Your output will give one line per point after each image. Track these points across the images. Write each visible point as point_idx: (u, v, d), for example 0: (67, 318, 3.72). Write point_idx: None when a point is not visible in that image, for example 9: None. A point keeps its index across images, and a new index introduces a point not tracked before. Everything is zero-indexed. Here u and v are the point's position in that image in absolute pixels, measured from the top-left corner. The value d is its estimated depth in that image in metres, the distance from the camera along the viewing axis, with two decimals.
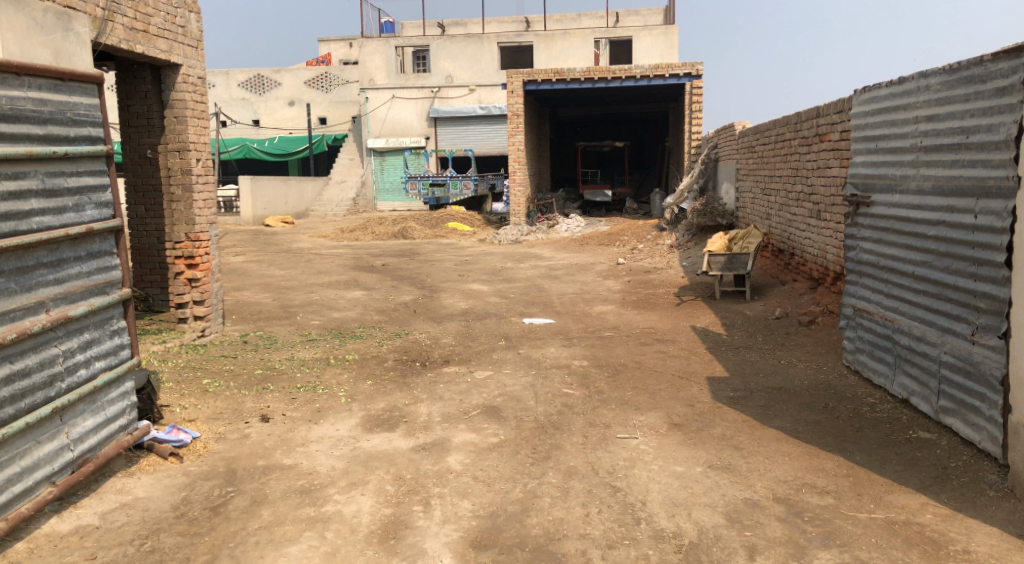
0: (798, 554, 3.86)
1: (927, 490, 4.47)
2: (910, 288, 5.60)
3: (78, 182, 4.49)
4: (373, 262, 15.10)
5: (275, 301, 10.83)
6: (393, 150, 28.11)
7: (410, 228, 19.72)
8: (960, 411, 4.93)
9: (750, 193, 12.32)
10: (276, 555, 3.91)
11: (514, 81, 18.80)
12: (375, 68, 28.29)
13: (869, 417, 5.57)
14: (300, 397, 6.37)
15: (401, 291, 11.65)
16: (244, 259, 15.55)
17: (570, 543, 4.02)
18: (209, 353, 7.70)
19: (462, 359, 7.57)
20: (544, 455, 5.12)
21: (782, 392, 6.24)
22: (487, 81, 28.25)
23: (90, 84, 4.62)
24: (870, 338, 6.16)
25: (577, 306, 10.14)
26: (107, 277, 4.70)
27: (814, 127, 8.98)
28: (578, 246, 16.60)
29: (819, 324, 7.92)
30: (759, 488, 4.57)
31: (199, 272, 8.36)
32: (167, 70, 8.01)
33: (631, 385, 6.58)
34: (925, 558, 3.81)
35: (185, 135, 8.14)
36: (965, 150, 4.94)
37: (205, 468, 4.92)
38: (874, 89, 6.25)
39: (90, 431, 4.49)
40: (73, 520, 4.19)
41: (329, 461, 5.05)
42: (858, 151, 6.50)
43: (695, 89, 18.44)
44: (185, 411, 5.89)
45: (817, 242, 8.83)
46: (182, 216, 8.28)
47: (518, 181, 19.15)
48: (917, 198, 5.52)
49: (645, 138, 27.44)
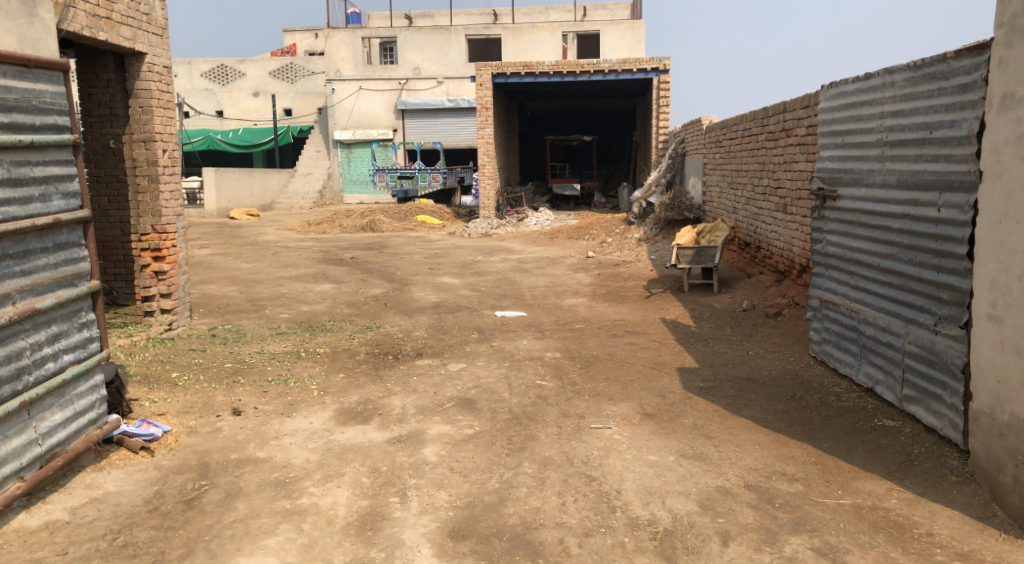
0: (770, 540, 3.95)
1: (892, 475, 4.60)
2: (876, 281, 5.74)
3: (45, 171, 4.39)
4: (342, 255, 15.00)
5: (243, 294, 10.69)
6: (360, 143, 27.85)
7: (379, 221, 19.61)
8: (922, 399, 5.08)
9: (716, 187, 12.50)
10: (253, 547, 3.89)
11: (482, 73, 18.74)
12: (342, 59, 28.35)
13: (835, 406, 5.70)
14: (271, 391, 6.31)
15: (372, 285, 11.57)
16: (210, 251, 15.26)
17: (547, 532, 4.06)
18: (177, 346, 7.59)
19: (435, 352, 7.55)
20: (519, 446, 5.16)
21: (751, 382, 6.36)
22: (454, 74, 28.08)
23: (56, 72, 4.52)
24: (836, 329, 6.31)
25: (548, 299, 10.19)
26: (75, 269, 4.60)
27: (780, 122, 9.12)
28: (548, 239, 16.68)
29: (786, 316, 8.08)
30: (731, 476, 4.66)
31: (166, 264, 8.22)
32: (131, 59, 7.86)
33: (603, 376, 6.65)
34: (891, 541, 3.93)
35: (151, 125, 8.00)
36: (929, 145, 5.07)
37: (177, 462, 4.87)
38: (842, 85, 6.38)
39: (59, 425, 4.41)
40: (42, 516, 4.12)
41: (303, 454, 5.03)
42: (824, 145, 6.65)
43: (662, 84, 18.59)
44: (154, 405, 5.80)
45: (783, 236, 8.99)
46: (148, 207, 8.13)
47: (487, 174, 19.19)
48: (883, 192, 5.67)
49: (612, 132, 27.61)
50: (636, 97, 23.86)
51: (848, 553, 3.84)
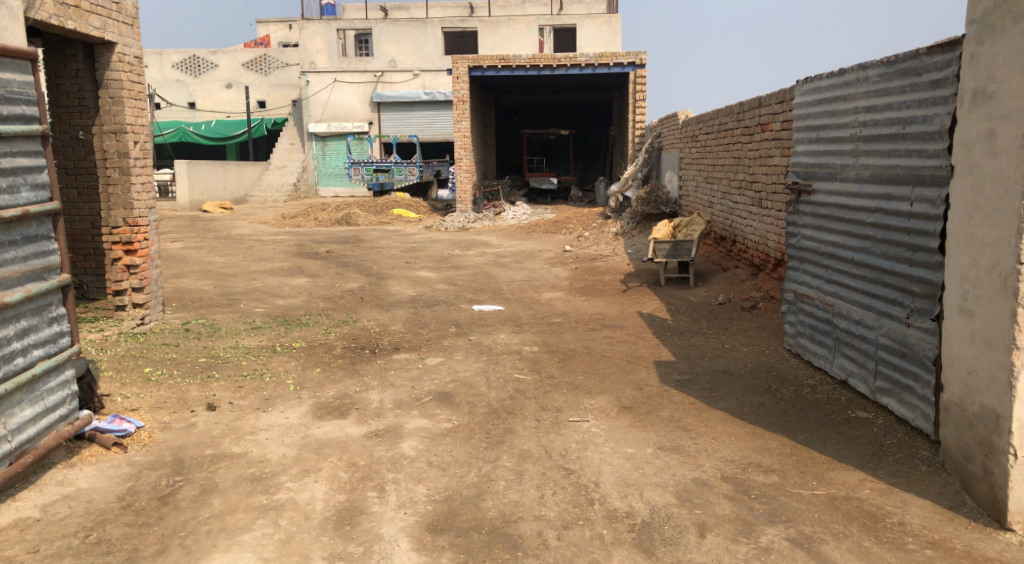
0: (746, 531, 3.99)
1: (865, 466, 4.67)
2: (849, 274, 5.82)
3: (12, 163, 4.28)
4: (317, 249, 14.88)
5: (217, 288, 10.55)
6: (335, 136, 27.61)
7: (354, 215, 19.47)
8: (895, 391, 5.17)
9: (692, 181, 12.56)
10: (229, 543, 3.85)
11: (458, 67, 18.64)
12: (317, 51, 27.60)
13: (810, 397, 5.77)
14: (247, 385, 6.25)
15: (348, 279, 11.49)
16: (182, 245, 15.05)
17: (525, 525, 4.07)
18: (149, 341, 7.48)
19: (412, 346, 7.52)
20: (497, 440, 5.16)
21: (727, 375, 6.42)
22: (430, 67, 27.93)
23: (24, 61, 4.41)
24: (810, 322, 6.39)
25: (525, 293, 10.19)
26: (45, 263, 4.51)
27: (755, 116, 9.18)
28: (525, 233, 16.70)
29: (761, 309, 8.16)
30: (708, 468, 4.70)
31: (138, 258, 8.12)
32: (100, 49, 7.72)
33: (581, 369, 6.67)
34: (864, 530, 3.99)
35: (122, 116, 7.88)
36: (902, 140, 5.13)
37: (150, 458, 4.80)
38: (817, 80, 6.45)
39: (29, 422, 4.32)
40: (12, 513, 4.04)
41: (280, 449, 4.99)
42: (799, 140, 6.71)
43: (638, 78, 18.65)
44: (127, 400, 5.72)
45: (758, 230, 9.07)
46: (119, 200, 8.02)
47: (464, 168, 19.14)
48: (856, 186, 5.74)
49: (588, 126, 27.65)
50: (612, 91, 23.93)
51: (823, 542, 3.89)
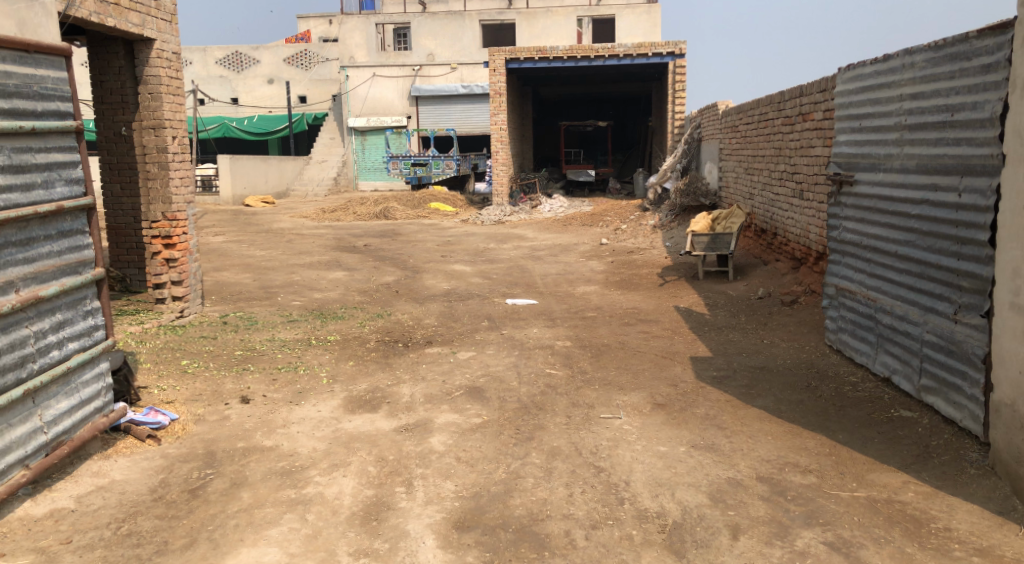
0: (781, 534, 3.86)
1: (909, 468, 4.49)
2: (893, 268, 5.62)
3: (47, 158, 4.34)
4: (355, 242, 14.97)
5: (255, 282, 10.67)
6: (375, 130, 27.74)
7: (392, 209, 19.55)
8: (941, 389, 4.97)
9: (733, 172, 12.29)
10: (256, 537, 3.85)
11: (495, 59, 18.55)
12: (356, 46, 28.21)
13: (851, 396, 5.59)
14: (281, 378, 6.29)
15: (384, 272, 11.52)
16: (224, 238, 15.29)
17: (553, 524, 4.00)
18: (188, 334, 7.58)
19: (445, 340, 7.49)
20: (527, 436, 5.09)
21: (765, 371, 6.26)
22: (468, 60, 27.88)
23: (58, 57, 4.47)
24: (852, 318, 6.19)
25: (560, 287, 10.09)
26: (79, 257, 4.57)
27: (797, 106, 8.94)
28: (561, 226, 16.59)
29: (802, 303, 7.95)
30: (742, 468, 4.58)
31: (176, 252, 8.22)
32: (140, 46, 7.82)
33: (614, 364, 6.57)
34: (907, 535, 3.83)
35: (161, 111, 7.97)
36: (950, 128, 4.92)
37: (183, 450, 4.85)
38: (859, 67, 6.22)
39: (64, 414, 4.38)
40: (48, 504, 4.11)
41: (310, 443, 4.99)
42: (841, 130, 6.50)
43: (678, 68, 18.36)
44: (163, 392, 5.79)
45: (799, 223, 8.83)
46: (159, 194, 8.12)
47: (501, 160, 19.09)
48: (901, 176, 5.53)
49: (627, 118, 27.34)
50: (651, 81, 23.65)
51: (862, 548, 3.74)
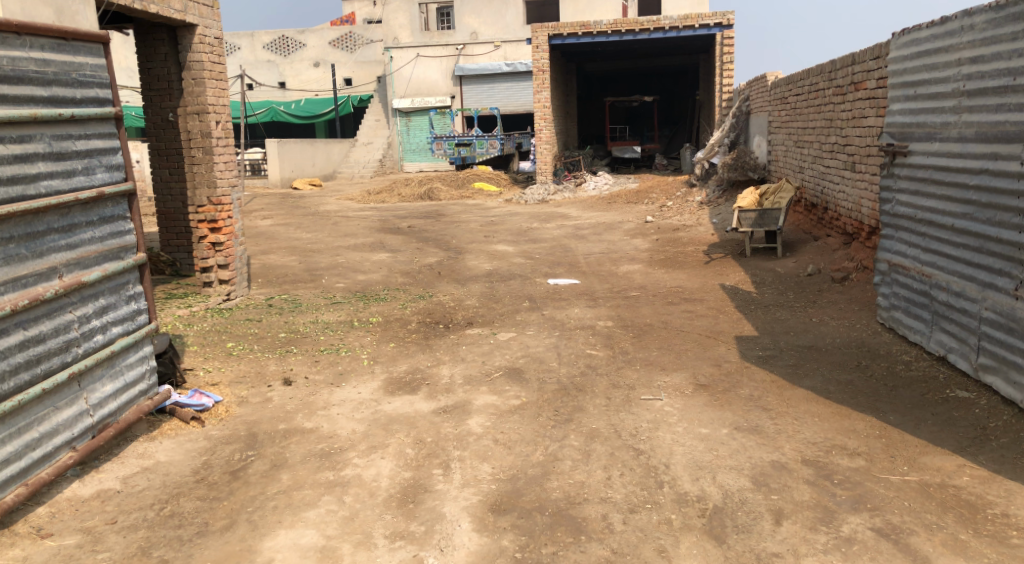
0: (827, 519, 3.73)
1: (964, 451, 4.30)
2: (949, 242, 5.37)
3: (87, 145, 4.41)
4: (399, 224, 15.03)
5: (301, 264, 10.79)
6: (419, 111, 27.86)
7: (436, 190, 19.57)
8: (1001, 369, 4.73)
9: (782, 145, 11.91)
10: (294, 520, 3.89)
11: (539, 35, 18.29)
12: (400, 27, 27.66)
13: (904, 375, 5.38)
14: (323, 360, 6.35)
15: (427, 253, 11.53)
16: (272, 222, 15.51)
17: (590, 507, 3.94)
18: (234, 317, 7.70)
19: (486, 321, 7.46)
20: (566, 418, 5.03)
21: (813, 350, 6.07)
22: (512, 36, 27.38)
23: (96, 44, 4.52)
24: (905, 295, 5.95)
25: (603, 266, 9.96)
26: (121, 242, 4.64)
27: (849, 75, 8.58)
28: (606, 204, 16.37)
29: (853, 280, 7.69)
30: (787, 450, 4.44)
31: (222, 236, 8.33)
32: (183, 31, 7.90)
33: (656, 344, 6.45)
34: (961, 522, 3.66)
35: (204, 97, 8.06)
36: (1012, 93, 4.64)
37: (226, 432, 4.93)
38: (915, 31, 5.91)
39: (109, 397, 4.48)
40: (95, 485, 4.21)
41: (350, 424, 5.02)
42: (895, 98, 6.21)
43: (726, 39, 17.84)
44: (208, 374, 5.90)
45: (851, 196, 8.50)
46: (204, 179, 8.22)
47: (545, 138, 18.91)
48: (958, 146, 5.26)
49: (674, 92, 26.77)
50: (699, 54, 23.11)
51: (912, 534, 3.58)
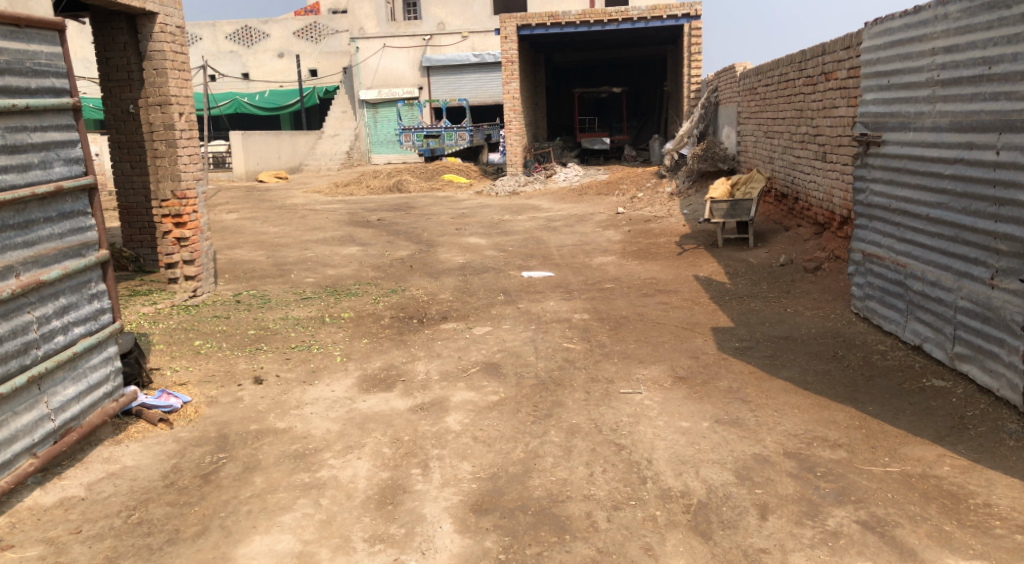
0: (812, 513, 3.71)
1: (944, 441, 4.31)
2: (924, 232, 5.39)
3: (43, 137, 4.20)
4: (369, 217, 14.82)
5: (269, 259, 10.56)
6: (386, 102, 27.50)
7: (405, 181, 19.36)
8: (976, 358, 4.77)
9: (752, 135, 11.95)
10: (269, 524, 3.76)
11: (507, 26, 18.12)
12: (365, 17, 27.86)
13: (880, 364, 5.40)
14: (294, 357, 6.19)
15: (398, 247, 11.36)
16: (237, 216, 15.18)
17: (574, 505, 3.87)
18: (200, 313, 7.49)
19: (460, 315, 7.36)
20: (544, 413, 4.96)
21: (789, 341, 6.07)
22: (480, 27, 27.19)
23: (51, 31, 4.31)
24: (880, 284, 5.98)
25: (577, 258, 9.89)
26: (82, 239, 4.46)
27: (819, 65, 8.60)
28: (577, 195, 16.32)
29: (825, 270, 7.72)
30: (769, 443, 4.41)
31: (187, 231, 8.10)
32: (143, 20, 7.64)
33: (633, 337, 6.41)
34: (944, 512, 3.66)
35: (166, 87, 7.82)
36: (987, 82, 4.66)
37: (195, 434, 4.77)
38: (888, 22, 5.92)
39: (72, 400, 4.30)
40: (58, 492, 4.04)
41: (325, 424, 4.89)
42: (868, 88, 6.22)
43: (695, 30, 17.85)
44: (176, 374, 5.72)
45: (822, 186, 8.52)
46: (167, 172, 7.99)
47: (514, 130, 18.80)
48: (932, 135, 5.27)
49: (641, 84, 26.79)
50: (666, 44, 23.16)
51: (897, 526, 3.58)
